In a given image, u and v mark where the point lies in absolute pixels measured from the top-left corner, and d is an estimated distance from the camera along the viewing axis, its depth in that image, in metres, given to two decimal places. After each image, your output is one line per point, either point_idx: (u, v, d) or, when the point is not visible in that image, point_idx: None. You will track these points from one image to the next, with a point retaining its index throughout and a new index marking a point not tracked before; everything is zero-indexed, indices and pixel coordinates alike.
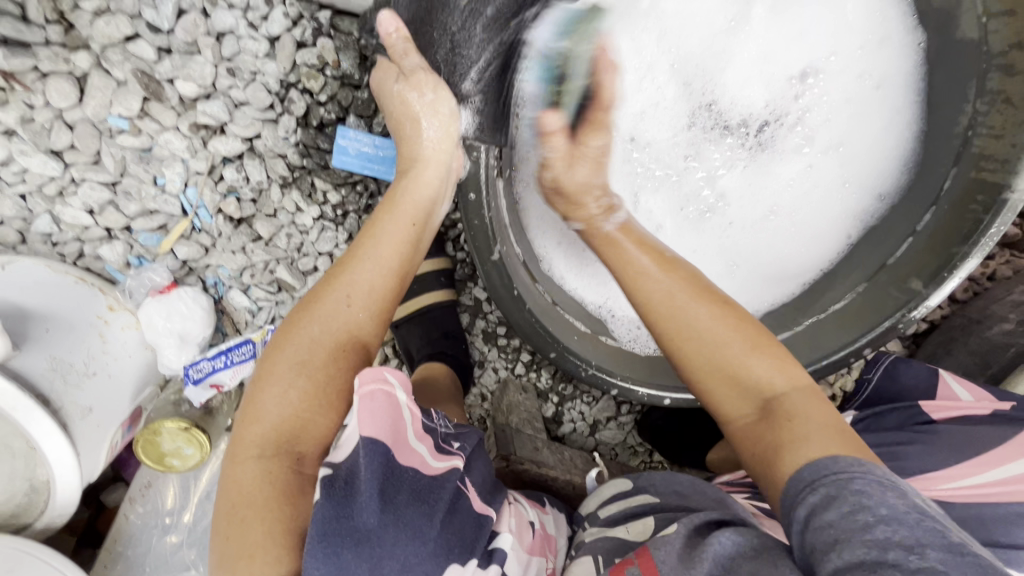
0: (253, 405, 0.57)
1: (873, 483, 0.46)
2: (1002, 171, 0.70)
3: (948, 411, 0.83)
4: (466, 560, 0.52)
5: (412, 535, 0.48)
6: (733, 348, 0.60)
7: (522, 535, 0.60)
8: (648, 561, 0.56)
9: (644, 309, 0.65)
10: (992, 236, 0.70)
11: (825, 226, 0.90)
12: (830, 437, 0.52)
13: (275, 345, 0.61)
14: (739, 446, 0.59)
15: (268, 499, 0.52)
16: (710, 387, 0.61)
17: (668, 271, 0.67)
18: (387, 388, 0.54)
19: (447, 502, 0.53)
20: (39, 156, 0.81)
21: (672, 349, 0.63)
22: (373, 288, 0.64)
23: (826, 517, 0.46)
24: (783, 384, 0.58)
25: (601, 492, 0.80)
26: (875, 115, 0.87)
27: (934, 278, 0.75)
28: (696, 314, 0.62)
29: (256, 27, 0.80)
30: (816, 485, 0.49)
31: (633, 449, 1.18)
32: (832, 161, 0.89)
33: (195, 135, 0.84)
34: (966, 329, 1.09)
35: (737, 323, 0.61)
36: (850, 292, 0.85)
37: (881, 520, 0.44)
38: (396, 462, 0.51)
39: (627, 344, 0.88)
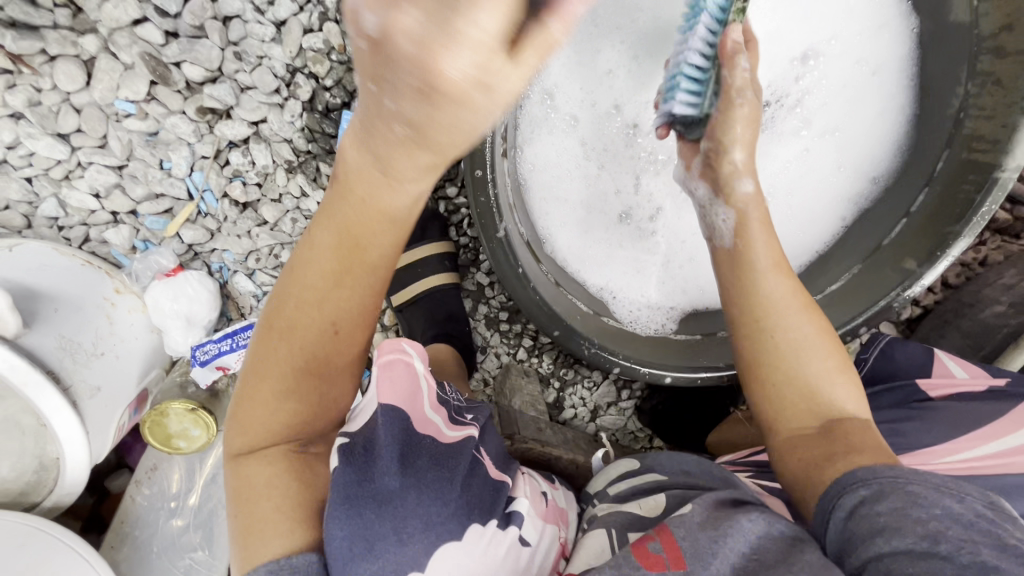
0: (246, 408, 0.54)
1: (933, 489, 0.48)
2: (993, 151, 0.72)
3: (946, 389, 0.84)
4: (486, 521, 0.52)
5: (433, 496, 0.49)
6: (819, 364, 0.62)
7: (535, 503, 0.61)
8: (669, 539, 0.53)
9: (755, 304, 0.64)
10: (984, 214, 0.73)
11: (824, 209, 0.92)
12: (877, 454, 0.54)
13: (262, 339, 0.55)
14: (787, 450, 0.60)
15: (279, 490, 0.51)
16: (787, 391, 0.62)
17: (783, 273, 0.65)
18: (407, 357, 0.55)
19: (465, 468, 0.54)
20: (46, 139, 0.82)
21: (768, 346, 0.63)
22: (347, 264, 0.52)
23: (875, 507, 0.48)
24: (852, 409, 0.61)
25: (609, 472, 0.81)
26: (869, 99, 0.87)
27: (928, 258, 0.77)
28: (801, 328, 0.63)
29: (262, 11, 0.81)
30: (865, 482, 0.51)
31: (633, 435, 1.19)
32: (828, 145, 0.89)
33: (202, 119, 0.85)
34: (958, 313, 1.12)
35: (833, 346, 0.63)
36: (845, 273, 0.87)
37: (933, 516, 0.46)
38: (415, 429, 0.53)
39: (628, 324, 0.90)
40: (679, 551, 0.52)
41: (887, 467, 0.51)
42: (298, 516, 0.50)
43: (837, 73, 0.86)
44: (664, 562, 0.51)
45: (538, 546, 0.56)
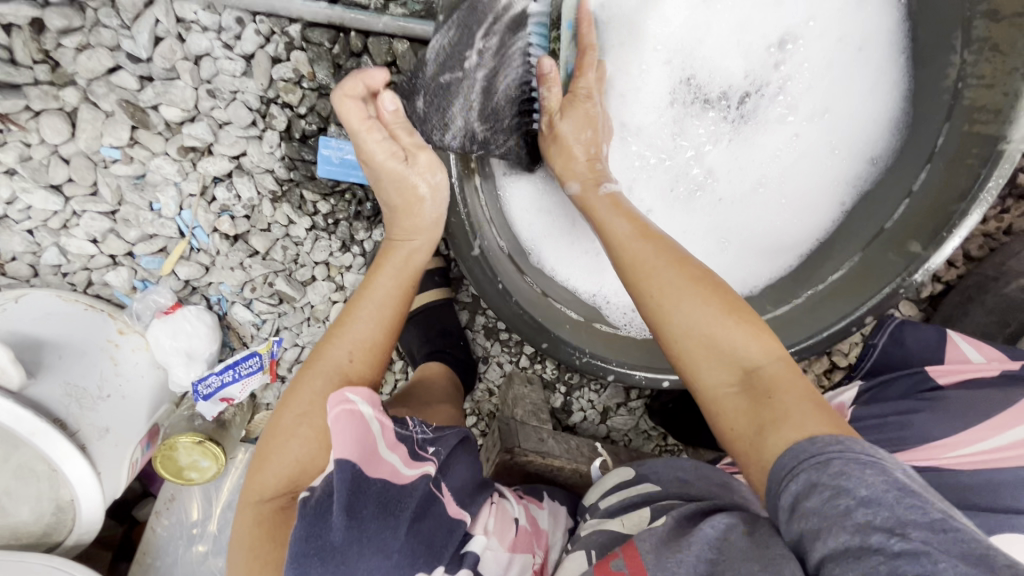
0: (260, 462, 0.58)
1: (852, 462, 0.47)
2: (996, 122, 0.68)
3: (958, 375, 0.83)
4: (432, 568, 0.53)
5: (375, 548, 0.50)
6: (707, 313, 0.60)
7: (501, 533, 0.60)
8: (631, 552, 0.55)
9: (623, 266, 0.67)
10: (990, 190, 0.69)
11: (823, 193, 0.88)
12: (811, 413, 0.53)
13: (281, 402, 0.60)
14: (715, 413, 0.60)
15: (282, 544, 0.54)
16: (689, 348, 0.61)
17: (648, 239, 0.67)
18: (351, 405, 0.55)
19: (412, 509, 0.54)
20: (40, 192, 0.85)
21: (651, 307, 0.63)
22: (369, 339, 0.64)
23: (808, 504, 0.47)
24: (758, 357, 0.58)
25: (604, 483, 0.81)
26: (857, 79, 0.83)
27: (933, 239, 0.74)
28: (672, 280, 0.62)
29: (231, 47, 0.81)
30: (796, 472, 0.49)
31: (646, 434, 1.21)
32: (819, 129, 0.85)
33: (184, 158, 0.87)
34: (981, 288, 1.05)
35: (715, 291, 0.62)
36: (848, 261, 0.85)
37: (862, 503, 0.45)
38: (364, 475, 0.52)
39: (624, 329, 0.88)
40: (641, 564, 0.53)
41: (815, 441, 0.50)
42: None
43: (820, 56, 0.82)
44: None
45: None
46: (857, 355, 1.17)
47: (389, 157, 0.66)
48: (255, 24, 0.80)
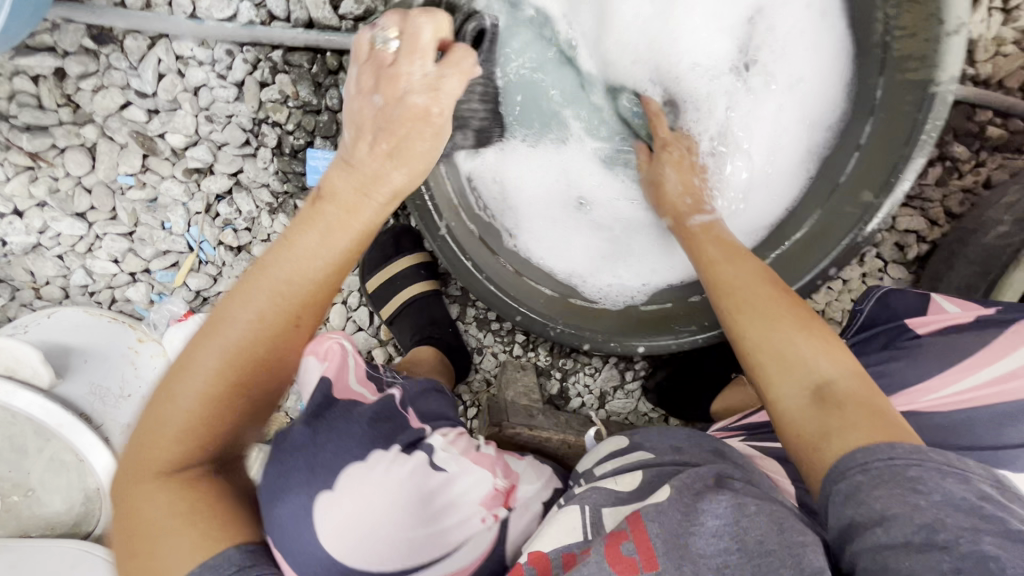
0: (156, 408, 0.51)
1: (933, 471, 0.47)
2: (923, 67, 0.72)
3: (935, 325, 0.85)
4: (390, 446, 0.57)
5: (338, 430, 0.55)
6: (783, 332, 0.63)
7: (455, 442, 0.63)
8: (642, 536, 0.52)
9: (715, 288, 0.71)
10: (929, 130, 0.72)
11: (795, 159, 0.89)
12: (869, 425, 0.53)
13: (186, 350, 0.51)
14: (789, 432, 0.58)
15: (184, 520, 0.48)
16: (766, 369, 0.62)
17: (741, 262, 0.72)
18: (334, 341, 0.65)
19: (366, 418, 0.58)
20: (67, 220, 0.96)
21: (734, 325, 0.67)
22: (288, 301, 0.52)
23: (872, 493, 0.47)
24: (830, 369, 0.59)
25: (597, 454, 0.84)
26: (826, 43, 0.84)
27: (883, 187, 0.77)
28: (757, 301, 0.67)
29: (224, 77, 0.91)
30: (867, 465, 0.50)
31: (646, 417, 1.23)
32: (795, 98, 0.87)
33: (189, 179, 0.97)
34: (963, 242, 1.05)
35: (792, 308, 0.65)
36: (806, 220, 0.88)
37: (932, 502, 0.45)
38: (334, 386, 0.60)
39: (598, 302, 0.92)
40: (652, 552, 0.51)
41: (891, 447, 0.50)
42: (195, 549, 0.46)
43: (790, 27, 0.84)
44: (636, 566, 0.51)
45: (449, 477, 0.59)
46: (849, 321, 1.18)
47: (421, 87, 0.53)
48: (242, 54, 0.90)
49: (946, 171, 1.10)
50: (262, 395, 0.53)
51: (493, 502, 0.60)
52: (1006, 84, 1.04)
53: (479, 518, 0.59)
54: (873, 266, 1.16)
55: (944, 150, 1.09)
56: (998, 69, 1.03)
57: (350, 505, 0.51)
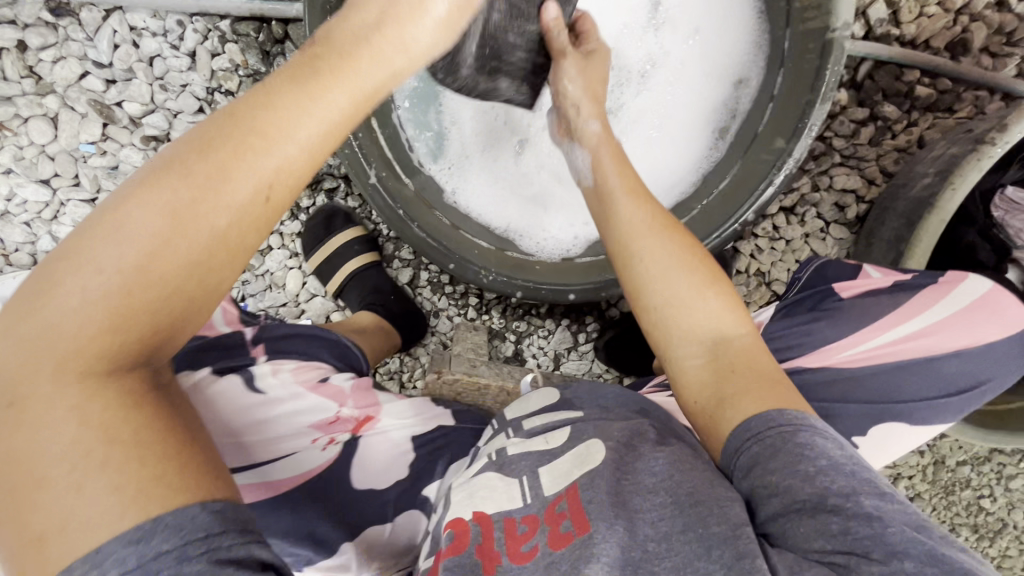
0: (60, 283, 0.40)
1: (815, 435, 0.56)
2: (820, 16, 0.76)
3: (859, 290, 0.87)
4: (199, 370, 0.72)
5: None
6: (687, 287, 0.69)
7: (302, 374, 0.79)
8: (578, 509, 0.60)
9: (616, 228, 0.75)
10: (830, 77, 0.76)
11: (708, 117, 0.96)
12: (775, 389, 0.62)
13: (107, 212, 0.41)
14: (685, 390, 0.68)
15: (99, 440, 0.38)
16: (674, 325, 0.69)
17: (642, 201, 0.76)
18: None
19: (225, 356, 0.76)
20: (31, 186, 1.01)
21: (640, 274, 0.71)
22: (270, 174, 0.44)
23: (768, 465, 0.55)
24: (731, 329, 0.68)
25: (528, 403, 0.84)
26: (716, 1, 0.92)
27: (793, 134, 0.81)
28: (667, 248, 0.71)
29: (177, 47, 0.97)
30: (760, 437, 0.57)
31: (600, 377, 1.27)
32: (693, 51, 0.94)
33: (148, 147, 1.02)
34: (894, 197, 1.09)
35: (696, 258, 0.71)
36: (730, 169, 0.91)
37: (822, 469, 0.53)
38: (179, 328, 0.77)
39: (534, 255, 0.97)
40: (586, 520, 0.58)
41: (781, 413, 0.59)
42: (116, 492, 0.37)
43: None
44: (571, 536, 0.58)
45: (279, 403, 0.75)
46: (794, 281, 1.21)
47: None
48: (192, 24, 0.96)
49: (879, 130, 1.14)
50: (200, 296, 0.43)
51: (329, 427, 0.77)
52: (931, 45, 1.09)
53: (308, 438, 0.75)
54: (814, 226, 1.20)
55: (876, 110, 1.12)
56: (922, 30, 1.07)
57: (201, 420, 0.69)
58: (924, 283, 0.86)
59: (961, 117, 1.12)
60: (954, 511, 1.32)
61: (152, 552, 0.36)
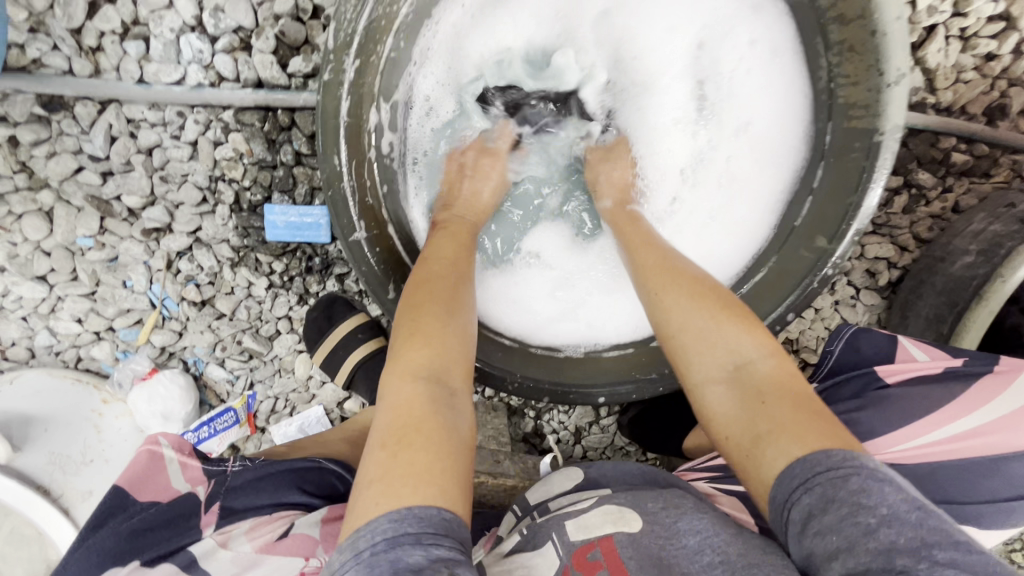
0: (402, 356, 0.62)
1: (869, 477, 0.54)
2: (868, 116, 0.71)
3: (901, 375, 0.88)
4: (125, 562, 0.63)
5: (82, 559, 0.64)
6: (706, 323, 0.69)
7: (256, 535, 0.67)
8: (615, 560, 0.61)
9: (639, 271, 0.76)
10: (877, 173, 0.72)
11: (752, 202, 0.88)
12: (813, 422, 0.60)
13: (414, 309, 0.66)
14: (718, 428, 0.66)
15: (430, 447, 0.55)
16: (701, 365, 0.68)
17: (648, 245, 0.78)
18: (154, 446, 0.71)
19: (127, 529, 0.65)
20: (27, 284, 0.96)
21: (662, 311, 0.72)
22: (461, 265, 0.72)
23: (825, 521, 0.53)
24: (757, 359, 0.66)
25: (550, 484, 0.82)
26: (773, 83, 0.83)
27: (836, 233, 0.76)
28: (681, 289, 0.72)
29: (177, 137, 0.92)
30: (811, 484, 0.56)
31: (623, 450, 1.22)
32: (742, 142, 0.87)
33: (149, 239, 0.97)
34: (932, 270, 1.04)
35: (715, 296, 0.71)
36: (768, 260, 0.86)
37: (883, 520, 0.52)
38: (132, 497, 0.68)
39: (561, 350, 0.90)
40: (623, 568, 0.60)
41: (830, 454, 0.56)
42: (436, 484, 0.53)
43: (732, 70, 0.84)
44: None
45: None
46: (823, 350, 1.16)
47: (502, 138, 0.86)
48: (193, 115, 0.90)
49: (913, 198, 1.09)
50: (454, 346, 0.64)
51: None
52: (968, 110, 1.04)
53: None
54: (844, 293, 1.15)
55: (909, 178, 1.07)
56: (959, 96, 1.03)
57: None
58: (979, 371, 0.85)
59: (998, 182, 1.08)
60: None
61: (403, 530, 0.49)
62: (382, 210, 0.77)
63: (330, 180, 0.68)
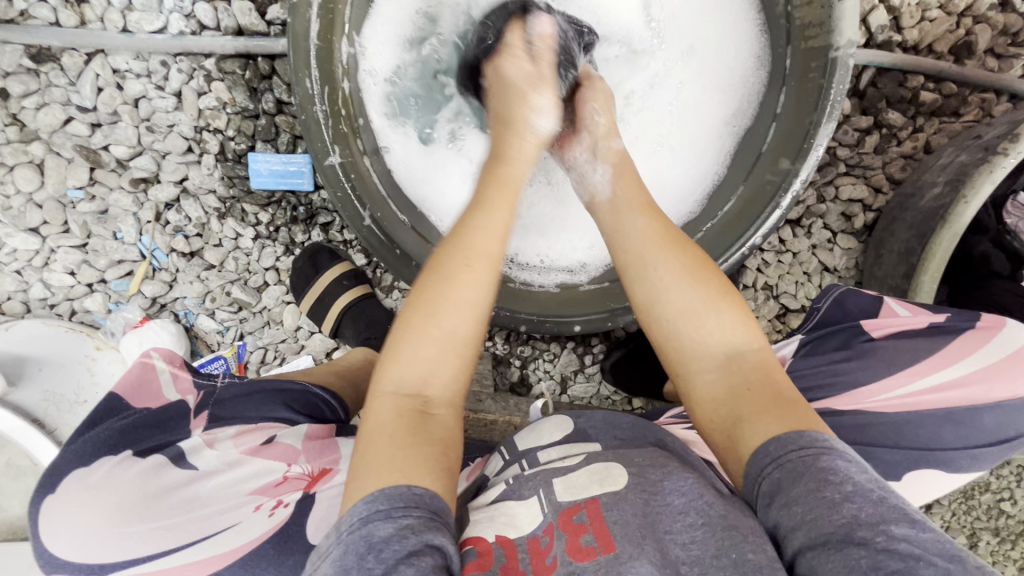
0: (396, 355, 0.61)
1: (839, 459, 0.54)
2: (822, 34, 0.74)
3: (887, 329, 0.89)
4: (118, 452, 0.66)
5: (75, 454, 0.67)
6: (695, 299, 0.68)
7: (243, 440, 0.71)
8: (601, 526, 0.58)
9: (621, 248, 0.74)
10: (834, 98, 0.74)
11: (711, 131, 0.91)
12: (787, 404, 0.60)
13: (411, 303, 0.63)
14: (699, 402, 0.66)
15: (413, 443, 0.56)
16: (683, 338, 0.68)
17: (641, 214, 0.74)
18: (148, 359, 0.76)
19: (119, 427, 0.69)
20: (20, 235, 0.99)
21: (650, 284, 0.70)
22: (488, 239, 0.66)
23: (793, 493, 0.53)
24: (742, 340, 0.66)
25: (540, 432, 0.76)
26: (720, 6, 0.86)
27: (799, 154, 0.78)
28: (666, 263, 0.70)
29: (162, 87, 0.95)
30: (783, 460, 0.55)
31: (608, 399, 1.24)
32: (692, 65, 0.88)
33: (137, 189, 1.00)
34: (903, 206, 1.07)
35: (706, 275, 0.69)
36: (735, 191, 0.88)
37: (847, 497, 0.51)
38: (126, 403, 0.72)
39: (538, 286, 0.94)
40: (609, 540, 0.57)
41: (801, 433, 0.56)
42: (417, 473, 0.54)
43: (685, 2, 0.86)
44: (595, 553, 0.56)
45: (214, 476, 0.68)
46: (803, 295, 1.17)
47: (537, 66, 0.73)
48: (177, 64, 0.94)
49: (884, 138, 1.11)
50: (449, 339, 0.62)
51: (275, 491, 0.68)
52: (935, 49, 1.07)
53: (252, 506, 0.66)
54: (821, 237, 1.16)
55: (879, 118, 1.09)
56: (924, 35, 1.05)
57: (125, 490, 0.63)
58: (961, 327, 0.86)
59: (969, 121, 1.09)
60: (976, 517, 1.27)
61: (376, 511, 0.51)
62: (355, 142, 0.79)
63: (304, 103, 0.73)
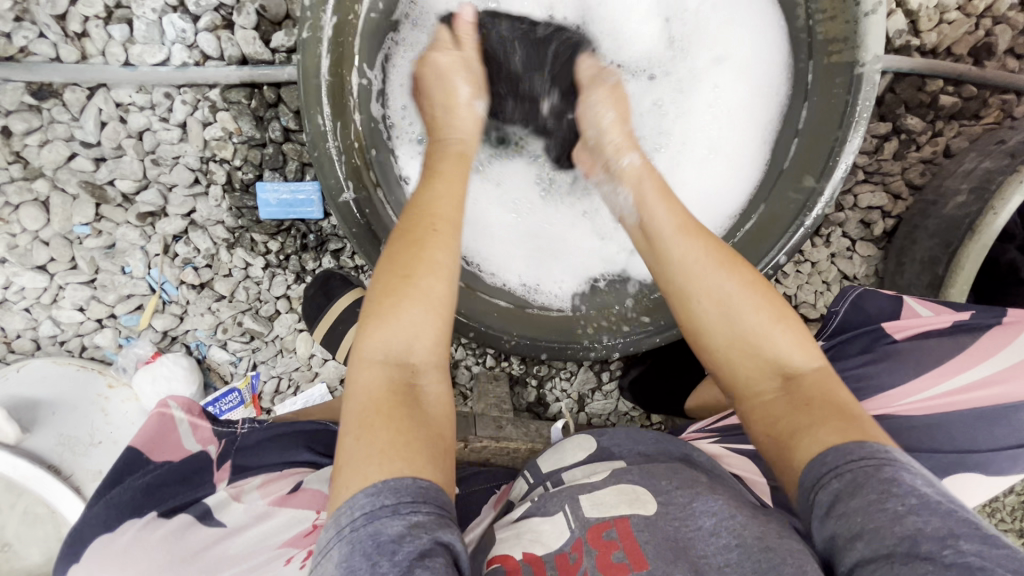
0: (373, 333, 0.57)
1: (902, 470, 0.50)
2: (848, 49, 0.72)
3: (910, 330, 0.87)
4: (143, 514, 0.65)
5: (99, 518, 0.65)
6: (747, 315, 0.64)
7: (269, 490, 0.71)
8: (631, 543, 0.55)
9: (661, 255, 0.70)
10: (859, 115, 0.72)
11: (736, 146, 0.88)
12: (847, 416, 0.56)
13: (381, 281, 0.60)
14: (755, 418, 0.62)
15: (403, 426, 0.52)
16: (732, 354, 0.65)
17: (683, 228, 0.70)
18: (166, 409, 0.75)
19: (142, 484, 0.68)
20: (27, 274, 0.98)
21: (694, 298, 0.67)
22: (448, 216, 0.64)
23: (852, 504, 0.49)
24: (801, 361, 0.63)
25: (561, 452, 0.76)
26: (749, 16, 0.83)
27: (823, 171, 0.76)
28: (718, 278, 0.66)
29: (166, 119, 0.93)
30: (841, 471, 0.52)
31: (627, 415, 1.22)
32: (724, 77, 0.87)
33: (144, 223, 0.98)
34: (925, 214, 1.04)
35: (761, 292, 0.65)
36: (757, 209, 0.86)
37: (912, 508, 0.47)
38: (146, 458, 0.70)
39: (555, 309, 0.92)
40: (642, 558, 0.54)
41: (863, 445, 0.53)
42: (411, 460, 0.50)
43: (707, 17, 0.85)
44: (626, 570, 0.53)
45: (240, 534, 0.66)
46: (823, 304, 1.15)
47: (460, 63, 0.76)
48: (180, 96, 0.92)
49: (903, 143, 1.09)
50: (424, 306, 0.59)
51: (305, 542, 0.65)
52: (953, 51, 1.04)
53: (282, 561, 0.62)
54: (840, 246, 1.14)
55: (898, 123, 1.07)
56: (943, 38, 1.03)
57: (150, 557, 0.60)
58: (988, 323, 0.83)
59: (989, 123, 1.07)
60: (1002, 522, 1.25)
61: (379, 510, 0.47)
62: (369, 174, 0.78)
63: (316, 141, 0.70)
